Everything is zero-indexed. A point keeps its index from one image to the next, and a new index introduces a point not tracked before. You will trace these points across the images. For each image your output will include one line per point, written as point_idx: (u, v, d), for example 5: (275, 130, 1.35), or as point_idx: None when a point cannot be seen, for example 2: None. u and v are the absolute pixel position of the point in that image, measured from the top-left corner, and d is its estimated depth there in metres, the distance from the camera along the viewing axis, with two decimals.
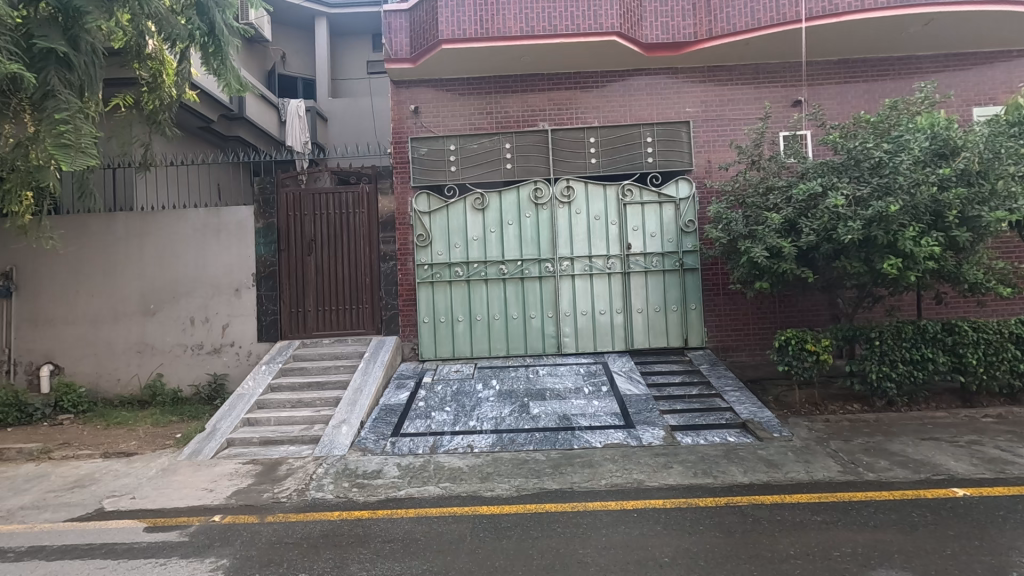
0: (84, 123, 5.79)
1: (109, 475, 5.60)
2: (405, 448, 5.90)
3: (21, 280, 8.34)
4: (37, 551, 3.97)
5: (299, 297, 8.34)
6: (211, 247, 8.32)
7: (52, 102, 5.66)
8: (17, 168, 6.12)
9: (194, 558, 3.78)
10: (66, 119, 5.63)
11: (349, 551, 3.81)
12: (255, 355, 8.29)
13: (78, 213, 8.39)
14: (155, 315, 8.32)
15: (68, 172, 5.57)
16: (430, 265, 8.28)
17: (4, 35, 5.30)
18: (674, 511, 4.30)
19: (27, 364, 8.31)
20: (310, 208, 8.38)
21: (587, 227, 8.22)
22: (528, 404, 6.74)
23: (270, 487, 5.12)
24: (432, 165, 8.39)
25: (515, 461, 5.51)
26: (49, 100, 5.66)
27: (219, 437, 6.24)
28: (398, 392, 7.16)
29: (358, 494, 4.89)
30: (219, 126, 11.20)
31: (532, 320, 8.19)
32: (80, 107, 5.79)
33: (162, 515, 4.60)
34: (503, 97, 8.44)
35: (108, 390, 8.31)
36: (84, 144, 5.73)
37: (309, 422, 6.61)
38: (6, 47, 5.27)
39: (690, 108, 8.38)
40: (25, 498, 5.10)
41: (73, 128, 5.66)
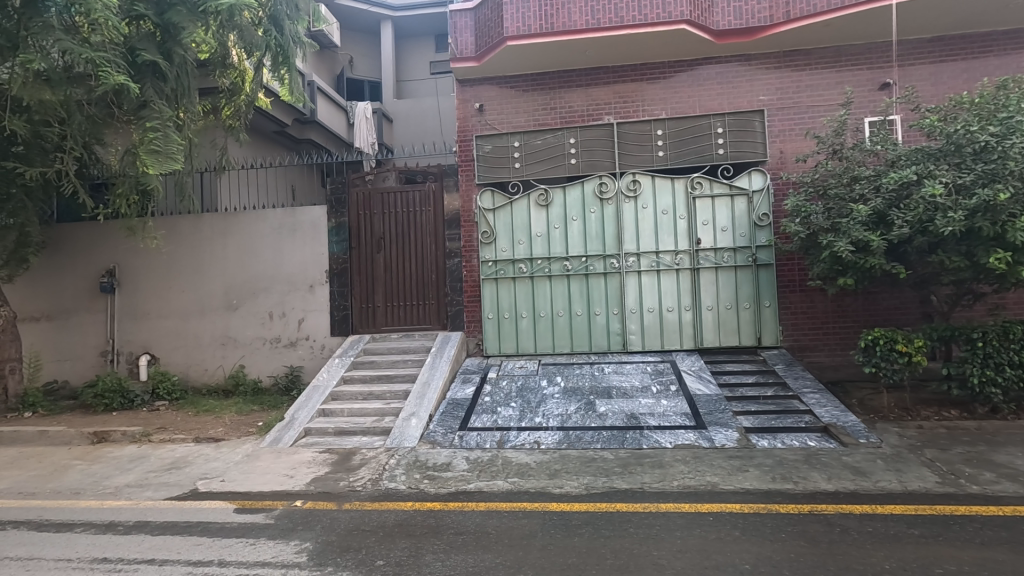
0: (173, 132, 6.22)
1: (201, 459, 6.01)
2: (473, 442, 5.98)
3: (123, 277, 9.06)
4: (142, 526, 4.32)
5: (369, 293, 8.64)
6: (288, 245, 8.75)
7: (148, 111, 6.17)
8: (128, 176, 6.66)
9: (281, 539, 3.98)
10: (155, 129, 6.09)
11: (424, 541, 3.90)
12: (329, 348, 8.65)
13: (170, 215, 9.03)
14: (237, 310, 8.84)
15: (155, 174, 5.96)
16: (494, 261, 8.32)
17: (115, 51, 5.76)
18: (753, 516, 4.13)
19: (128, 354, 9.04)
20: (379, 207, 8.65)
21: (654, 222, 8.02)
22: (594, 402, 6.66)
23: (346, 475, 5.34)
24: (496, 162, 8.44)
25: (583, 459, 5.47)
26: (146, 109, 6.18)
27: (298, 426, 6.56)
28: (464, 386, 7.26)
29: (429, 486, 5.00)
30: (292, 130, 11.72)
31: (597, 317, 8.09)
32: (169, 118, 6.25)
33: (249, 498, 4.89)
34: (567, 92, 8.37)
35: (197, 379, 8.91)
36: (171, 150, 6.11)
37: (380, 414, 6.81)
38: (117, 63, 5.70)
39: (764, 96, 8.00)
40: (129, 477, 5.56)
41: (162, 135, 6.09)
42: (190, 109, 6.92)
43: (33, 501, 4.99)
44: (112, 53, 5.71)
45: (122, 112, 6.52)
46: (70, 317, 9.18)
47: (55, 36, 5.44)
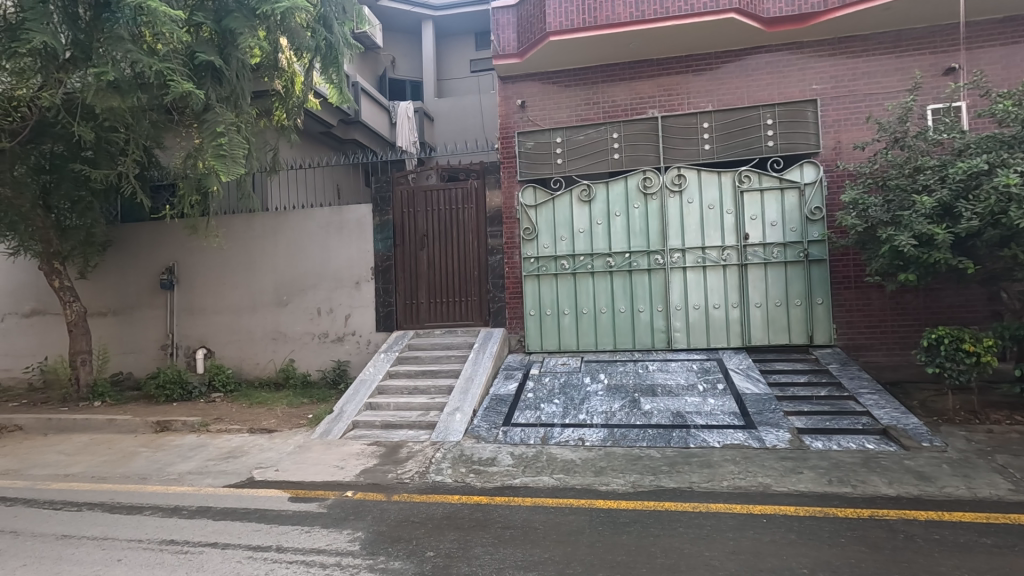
0: (236, 134, 6.49)
1: (256, 449, 6.25)
2: (517, 438, 6.00)
3: (181, 274, 9.48)
4: (204, 511, 4.52)
5: (413, 289, 8.78)
6: (335, 243, 8.99)
7: (211, 115, 6.43)
8: (190, 177, 6.99)
9: (334, 528, 4.10)
10: (222, 131, 6.36)
11: (472, 534, 3.94)
12: (374, 344, 8.84)
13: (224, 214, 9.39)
14: (287, 306, 9.13)
15: (225, 179, 6.20)
16: (536, 258, 8.30)
17: (179, 59, 6.04)
18: (809, 519, 3.99)
19: (186, 348, 9.47)
20: (422, 204, 8.78)
21: (700, 217, 7.85)
22: (639, 399, 6.57)
23: (394, 467, 5.45)
24: (538, 159, 8.42)
25: (628, 457, 5.42)
26: (210, 114, 6.44)
27: (346, 418, 6.74)
28: (507, 382, 7.29)
29: (476, 480, 5.06)
30: (338, 130, 12.01)
31: (640, 314, 7.98)
32: (232, 120, 6.52)
33: (302, 487, 5.05)
34: (610, 86, 8.27)
35: (250, 372, 9.26)
36: (236, 153, 6.35)
37: (425, 408, 6.92)
38: (182, 71, 5.99)
39: (817, 85, 7.70)
40: (191, 464, 5.83)
41: (229, 139, 6.34)
42: (247, 112, 7.17)
43: (104, 484, 5.30)
44: (176, 61, 5.96)
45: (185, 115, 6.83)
46: (133, 312, 9.69)
47: (125, 48, 5.74)
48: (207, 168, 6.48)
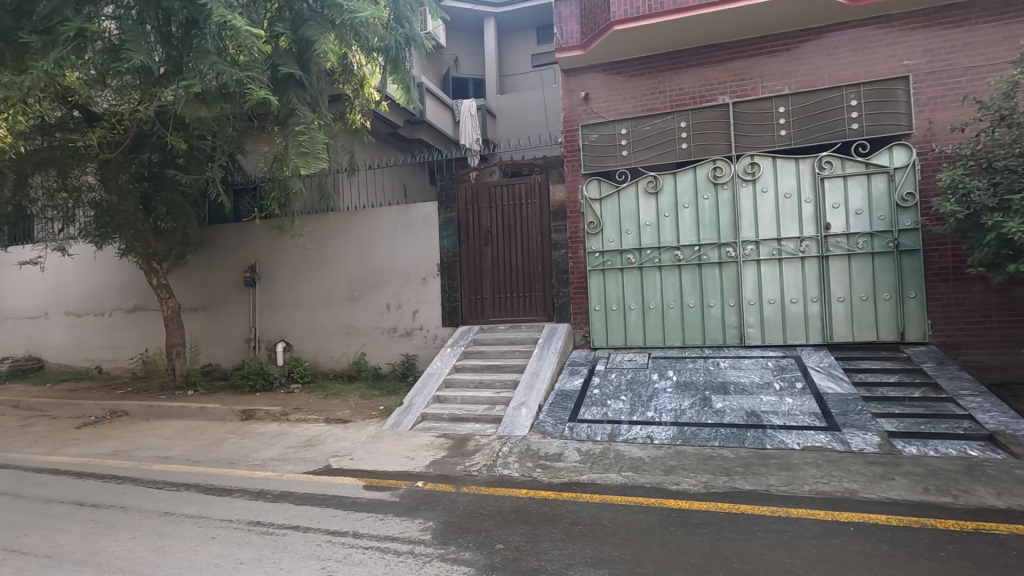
0: (317, 133, 6.78)
1: (332, 438, 6.55)
2: (584, 435, 5.95)
3: (262, 271, 10.07)
4: (287, 495, 4.79)
5: (477, 285, 8.89)
6: (403, 240, 9.25)
7: (295, 119, 6.79)
8: (276, 178, 7.43)
9: (406, 517, 4.22)
10: (303, 132, 6.67)
11: (540, 528, 3.94)
12: (441, 338, 9.03)
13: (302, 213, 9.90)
14: (359, 301, 9.49)
15: (307, 175, 6.53)
16: (601, 252, 8.18)
17: (264, 71, 6.45)
18: (903, 529, 3.70)
19: (267, 341, 10.05)
20: (486, 200, 8.88)
21: (776, 207, 7.46)
22: (710, 397, 6.33)
23: (462, 459, 5.55)
24: (603, 151, 8.28)
25: (700, 456, 5.24)
26: (293, 118, 6.82)
27: (416, 410, 6.92)
28: (572, 377, 7.23)
29: (543, 475, 5.06)
30: (404, 130, 12.35)
31: (711, 309, 7.68)
32: (313, 121, 6.84)
33: (375, 476, 5.24)
34: (678, 73, 8.00)
35: (325, 365, 9.70)
36: (318, 150, 6.65)
37: (491, 402, 6.98)
38: (264, 81, 6.39)
39: (908, 61, 7.11)
40: (273, 451, 6.19)
41: (309, 138, 6.65)
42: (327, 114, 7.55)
43: (198, 467, 5.72)
44: (258, 72, 6.34)
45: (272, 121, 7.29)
46: (220, 308, 10.39)
47: (211, 61, 6.12)
48: (292, 169, 6.82)
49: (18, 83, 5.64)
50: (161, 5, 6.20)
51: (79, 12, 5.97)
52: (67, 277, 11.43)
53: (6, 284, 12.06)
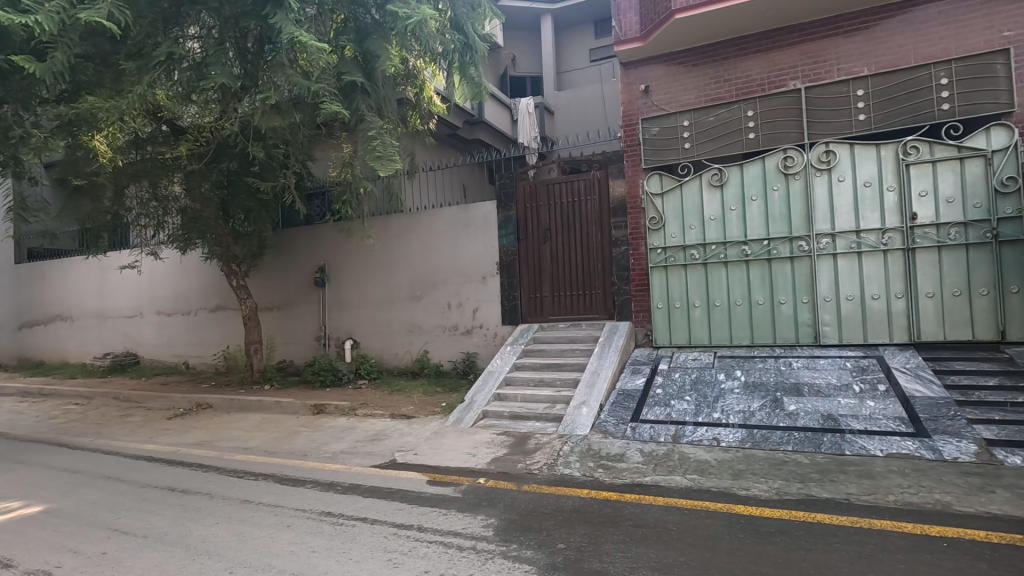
0: (388, 137, 6.99)
1: (397, 433, 6.75)
2: (647, 435, 5.82)
3: (330, 272, 10.52)
4: (355, 488, 4.98)
5: (537, 283, 8.90)
6: (463, 239, 9.40)
7: (365, 125, 7.04)
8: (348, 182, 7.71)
9: (469, 513, 4.28)
10: (376, 137, 6.90)
11: (603, 530, 3.88)
12: (501, 337, 9.11)
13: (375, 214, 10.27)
14: (421, 300, 9.73)
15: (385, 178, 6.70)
16: (663, 248, 7.95)
17: (331, 81, 6.72)
18: (1005, 547, 3.37)
19: (336, 339, 10.49)
20: (545, 198, 8.87)
21: (854, 197, 6.99)
22: (782, 399, 6.02)
23: (523, 458, 5.56)
24: (664, 145, 8.06)
25: (771, 461, 5.00)
26: (363, 124, 7.07)
27: (477, 408, 7.01)
28: (634, 376, 7.09)
29: (604, 475, 5.00)
30: (463, 131, 12.60)
31: (782, 307, 7.31)
32: (382, 125, 7.06)
33: (438, 472, 5.35)
34: (744, 60, 7.66)
35: (390, 362, 10.01)
36: (389, 153, 6.82)
37: (551, 401, 6.96)
38: (333, 90, 6.66)
39: (1008, 32, 6.47)
40: (343, 444, 6.45)
41: (382, 142, 6.87)
42: (393, 118, 7.80)
43: (275, 458, 6.05)
44: (326, 82, 6.63)
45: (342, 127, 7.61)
46: (293, 307, 10.94)
47: (285, 75, 6.44)
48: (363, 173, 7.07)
49: (117, 105, 6.16)
50: (238, 25, 6.58)
51: (168, 36, 6.42)
52: (158, 280, 12.40)
53: (107, 286, 13.23)
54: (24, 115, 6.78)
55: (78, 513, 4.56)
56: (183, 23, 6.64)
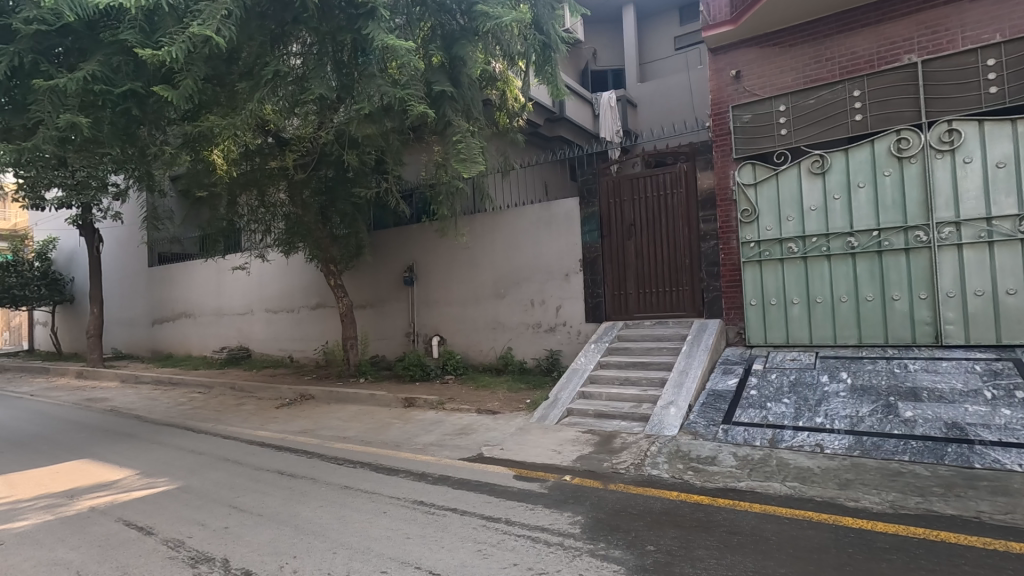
0: (472, 139, 7.14)
1: (483, 427, 6.91)
2: (740, 439, 5.54)
3: (419, 271, 10.94)
4: (445, 479, 5.15)
5: (621, 280, 8.77)
6: (545, 237, 9.44)
7: (451, 128, 7.24)
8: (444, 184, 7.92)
9: (556, 509, 4.30)
10: (461, 139, 7.09)
11: (695, 534, 3.75)
12: (584, 334, 9.04)
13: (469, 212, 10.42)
14: (504, 298, 9.88)
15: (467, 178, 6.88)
16: (757, 242, 7.51)
17: (420, 86, 6.98)
18: None
19: (424, 335, 10.89)
20: (629, 193, 8.74)
21: (984, 180, 6.21)
22: (895, 404, 5.49)
23: (609, 457, 5.49)
24: (758, 132, 7.61)
25: (885, 471, 4.60)
26: (450, 128, 7.26)
27: (561, 405, 7.01)
28: (726, 377, 6.76)
29: (695, 478, 4.82)
30: (544, 129, 12.72)
31: (895, 303, 6.67)
32: (467, 128, 7.23)
33: (524, 467, 5.42)
34: (849, 36, 7.10)
35: (475, 358, 10.25)
36: (473, 154, 6.97)
37: (637, 400, 6.81)
38: (421, 94, 6.90)
39: None
40: (433, 436, 6.70)
41: (466, 143, 7.04)
42: (478, 120, 7.99)
43: (370, 448, 6.40)
44: (415, 87, 6.88)
45: (429, 131, 7.88)
46: (384, 304, 11.50)
47: (376, 84, 6.75)
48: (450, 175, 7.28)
49: (232, 121, 6.78)
50: (335, 39, 6.96)
51: (274, 55, 6.92)
52: (266, 280, 13.49)
53: (224, 286, 14.59)
54: (157, 135, 7.61)
55: (204, 490, 5.08)
56: (286, 43, 7.15)
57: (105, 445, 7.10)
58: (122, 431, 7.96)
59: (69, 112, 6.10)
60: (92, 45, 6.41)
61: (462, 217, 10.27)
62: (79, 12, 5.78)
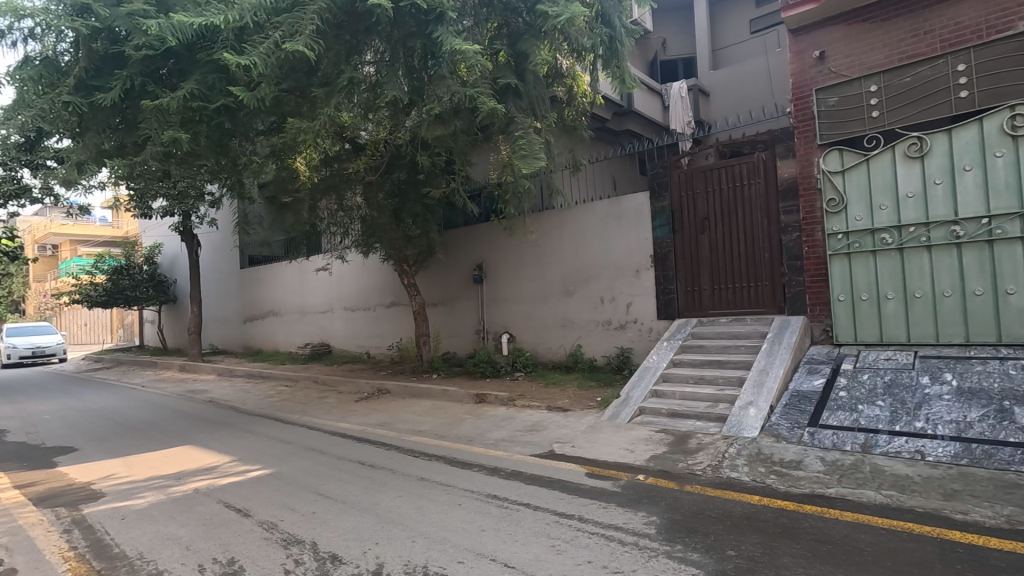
0: (534, 136, 7.17)
1: (554, 424, 6.91)
2: (828, 443, 5.22)
3: (488, 269, 11.12)
4: (516, 474, 5.21)
5: (695, 276, 8.50)
6: (615, 233, 9.30)
7: (516, 125, 7.26)
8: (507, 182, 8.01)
9: (630, 508, 4.23)
10: (524, 136, 7.12)
11: (779, 540, 3.57)
12: (657, 332, 8.84)
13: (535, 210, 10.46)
14: (574, 295, 9.83)
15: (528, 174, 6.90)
16: (845, 233, 7.02)
17: (488, 85, 7.06)
18: None
19: (494, 333, 11.05)
20: (702, 185, 8.47)
21: None
22: (1011, 409, 4.95)
23: (684, 457, 5.34)
24: (845, 115, 7.10)
25: (998, 483, 4.17)
26: (514, 124, 7.27)
27: (633, 404, 6.88)
28: (811, 377, 6.37)
29: (778, 482, 4.59)
30: (612, 124, 12.54)
31: (1010, 297, 6.01)
32: (531, 124, 7.24)
33: (596, 465, 5.37)
34: (953, 5, 6.48)
35: (545, 356, 10.26)
36: (534, 150, 7.01)
37: (713, 400, 6.57)
38: (489, 93, 7.00)
39: None
40: (504, 432, 6.78)
41: (528, 141, 7.07)
42: (545, 117, 7.99)
43: (444, 442, 6.57)
44: (482, 86, 6.96)
45: (495, 129, 7.96)
46: (455, 302, 11.76)
47: (446, 85, 6.92)
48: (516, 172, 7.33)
49: (311, 126, 7.15)
50: (406, 45, 7.18)
51: (349, 63, 7.24)
52: (345, 280, 14.17)
53: (307, 286, 15.47)
54: (246, 145, 8.17)
55: (293, 477, 5.42)
56: (361, 52, 7.45)
57: (207, 432, 7.74)
58: (221, 420, 8.62)
59: (172, 128, 6.69)
60: (191, 65, 6.98)
61: (530, 215, 10.31)
62: (180, 36, 6.35)
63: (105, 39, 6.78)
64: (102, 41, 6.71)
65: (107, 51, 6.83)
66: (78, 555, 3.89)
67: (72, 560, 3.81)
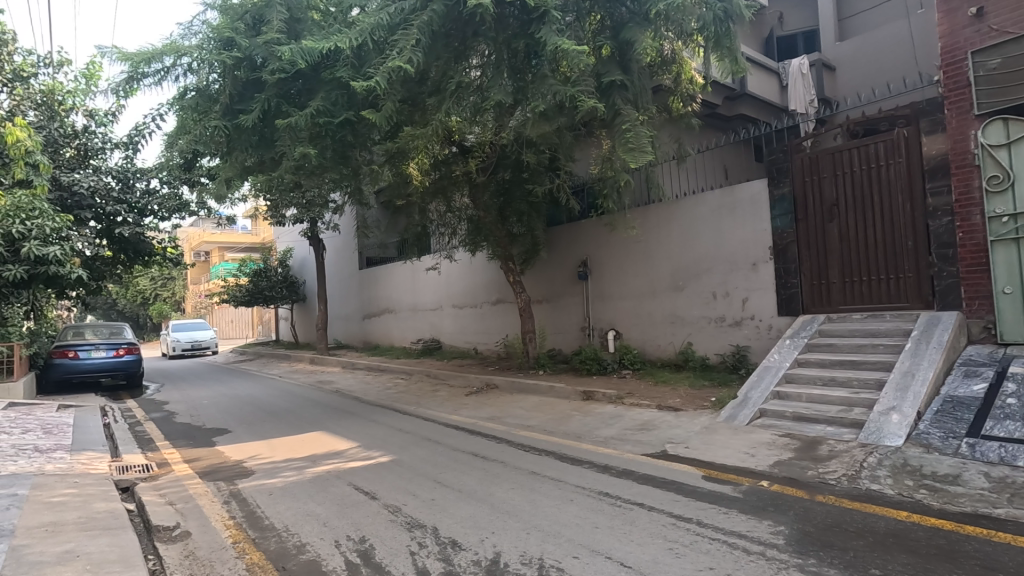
0: (641, 127, 6.94)
1: (665, 424, 6.70)
2: (993, 457, 4.55)
3: (593, 266, 11.00)
4: (628, 473, 5.11)
5: (822, 268, 7.81)
6: (727, 224, 8.80)
7: (621, 117, 7.12)
8: (609, 176, 7.83)
9: (753, 516, 3.99)
10: (630, 128, 6.92)
11: (934, 563, 3.18)
12: (777, 329, 8.25)
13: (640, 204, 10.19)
14: (683, 291, 9.44)
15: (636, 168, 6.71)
16: (1013, 215, 6.07)
17: (591, 81, 7.03)
18: None
19: (599, 330, 10.93)
20: (830, 169, 7.75)
21: None
22: None
23: (814, 464, 4.93)
24: (1011, 79, 6.12)
25: None
26: (619, 116, 7.13)
27: (752, 405, 6.47)
28: (969, 381, 5.60)
29: (930, 498, 4.09)
30: (723, 110, 11.82)
31: None
32: (637, 116, 7.02)
33: (713, 468, 5.13)
34: None
35: (653, 354, 9.97)
36: (642, 143, 6.79)
37: (846, 404, 5.99)
38: (593, 90, 6.97)
39: None
40: (613, 430, 6.68)
41: (635, 133, 6.86)
42: (649, 107, 7.71)
43: (553, 437, 6.62)
44: (585, 82, 6.92)
45: (598, 124, 7.88)
46: (559, 299, 11.79)
47: (549, 84, 6.96)
48: (621, 165, 7.16)
49: (424, 133, 7.53)
50: (511, 46, 7.32)
51: (457, 68, 7.50)
52: (453, 278, 14.76)
53: (418, 285, 16.31)
54: (365, 154, 8.75)
55: (413, 465, 5.74)
56: (468, 57, 7.56)
57: (336, 420, 8.43)
58: (347, 409, 9.36)
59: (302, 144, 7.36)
60: (317, 84, 7.64)
61: (634, 208, 10.07)
62: (308, 58, 7.01)
63: (246, 67, 7.56)
64: (244, 69, 7.49)
65: (248, 77, 7.58)
66: (236, 523, 4.43)
67: (232, 528, 4.33)
